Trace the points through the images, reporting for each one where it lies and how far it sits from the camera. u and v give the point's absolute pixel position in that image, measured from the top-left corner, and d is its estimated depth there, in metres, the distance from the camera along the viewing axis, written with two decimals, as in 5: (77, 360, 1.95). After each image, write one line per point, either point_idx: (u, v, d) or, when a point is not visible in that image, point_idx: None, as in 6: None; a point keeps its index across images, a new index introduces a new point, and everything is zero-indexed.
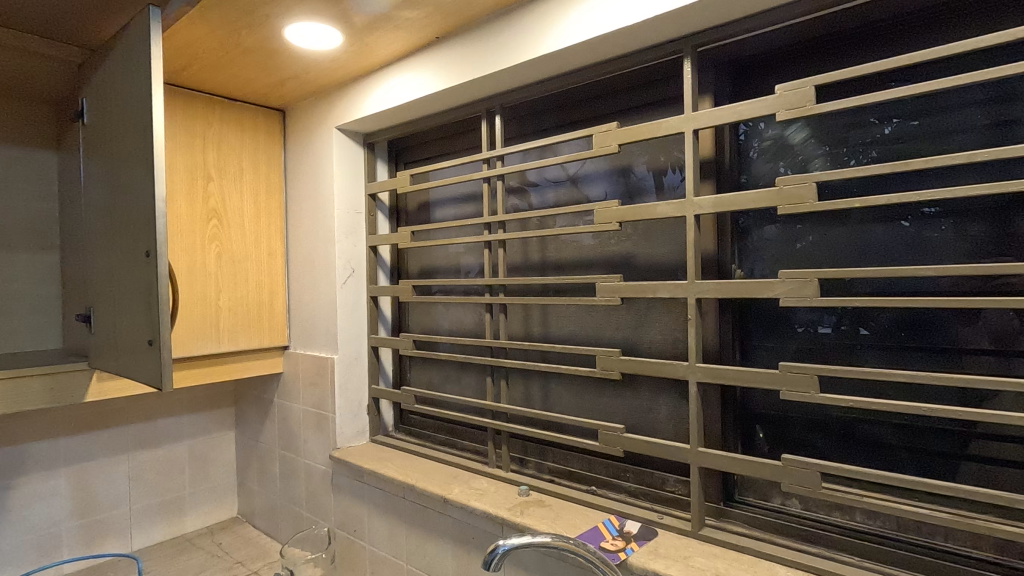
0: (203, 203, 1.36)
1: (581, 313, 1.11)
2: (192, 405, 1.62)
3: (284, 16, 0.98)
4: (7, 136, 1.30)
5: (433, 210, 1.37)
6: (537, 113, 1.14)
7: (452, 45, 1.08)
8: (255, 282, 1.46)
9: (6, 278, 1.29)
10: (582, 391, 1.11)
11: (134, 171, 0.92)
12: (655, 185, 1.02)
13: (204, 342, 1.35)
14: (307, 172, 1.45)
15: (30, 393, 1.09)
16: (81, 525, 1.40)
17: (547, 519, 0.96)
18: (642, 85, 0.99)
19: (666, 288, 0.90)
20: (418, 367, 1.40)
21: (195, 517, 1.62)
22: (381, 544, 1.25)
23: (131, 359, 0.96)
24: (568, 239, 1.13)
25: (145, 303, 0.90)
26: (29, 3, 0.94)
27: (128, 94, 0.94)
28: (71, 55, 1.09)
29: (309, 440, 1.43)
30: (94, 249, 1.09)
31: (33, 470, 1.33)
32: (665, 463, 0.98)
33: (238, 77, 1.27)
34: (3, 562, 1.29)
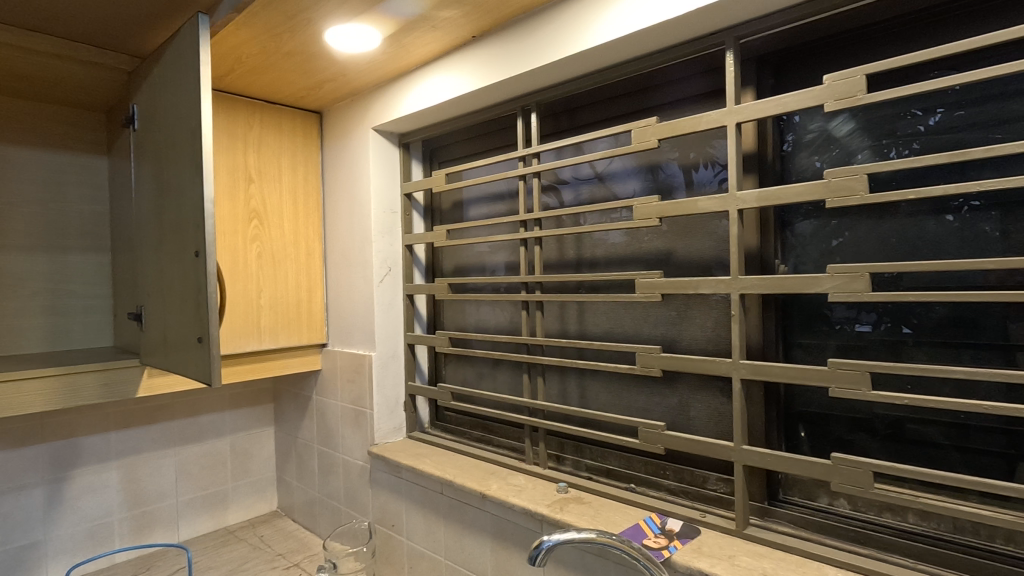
0: (245, 204, 1.39)
1: (617, 311, 1.10)
2: (234, 402, 1.66)
3: (325, 19, 1.00)
4: (62, 142, 1.35)
5: (466, 209, 1.38)
6: (573, 110, 1.14)
7: (489, 44, 1.09)
8: (295, 281, 1.49)
9: (62, 278, 1.35)
10: (619, 389, 1.10)
11: (183, 173, 0.95)
12: (687, 181, 1.00)
13: (247, 340, 1.39)
14: (344, 173, 1.48)
15: (86, 388, 1.14)
16: (131, 516, 1.46)
17: (587, 516, 0.96)
18: (681, 79, 0.98)
19: (708, 284, 0.89)
20: (453, 365, 1.42)
21: (237, 510, 1.66)
22: (419, 540, 1.27)
23: (181, 356, 0.99)
24: (604, 236, 1.13)
25: (194, 301, 0.93)
26: (85, 14, 0.98)
27: (177, 99, 0.98)
28: (122, 63, 1.14)
29: (347, 436, 1.46)
30: (144, 250, 1.13)
31: (88, 462, 1.39)
32: (705, 462, 0.97)
33: (278, 81, 1.30)
34: (61, 550, 1.35)
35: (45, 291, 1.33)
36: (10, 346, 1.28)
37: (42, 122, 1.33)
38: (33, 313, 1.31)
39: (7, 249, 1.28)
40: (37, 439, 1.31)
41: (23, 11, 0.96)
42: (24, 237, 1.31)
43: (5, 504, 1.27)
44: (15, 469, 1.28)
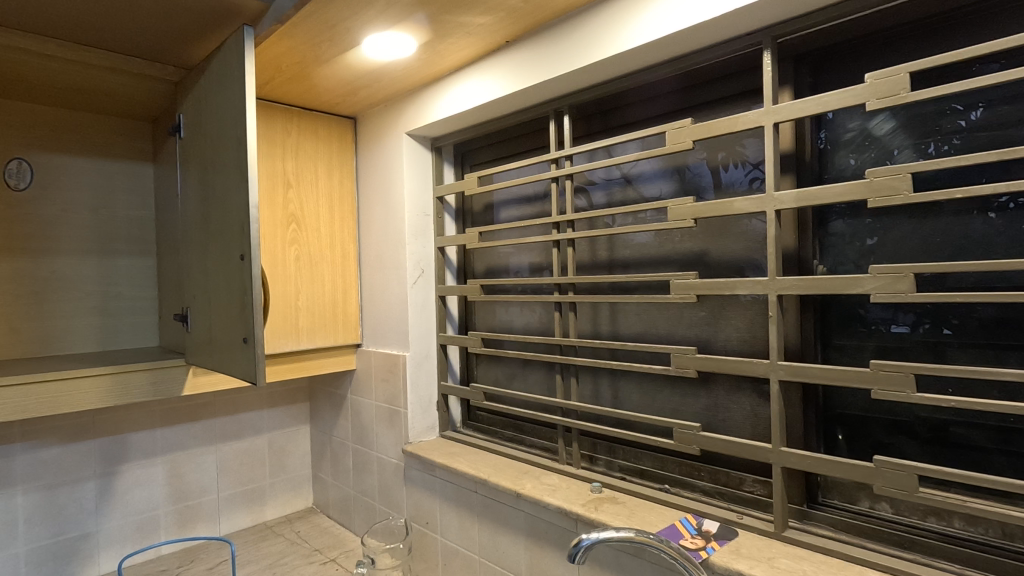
0: (284, 208, 1.43)
1: (651, 312, 1.10)
2: (271, 400, 1.71)
3: (363, 28, 1.03)
4: (111, 151, 1.42)
5: (497, 211, 1.40)
6: (605, 112, 1.15)
7: (522, 48, 1.11)
8: (331, 283, 1.53)
9: (111, 281, 1.41)
10: (652, 390, 1.10)
11: (229, 180, 0.99)
12: (717, 181, 1.00)
13: (285, 340, 1.43)
14: (378, 177, 1.51)
15: (137, 387, 1.19)
16: (175, 510, 1.51)
17: (621, 515, 0.96)
18: (716, 79, 0.98)
19: (745, 286, 0.89)
20: (484, 364, 1.43)
21: (275, 506, 1.71)
22: (453, 537, 1.29)
23: (227, 356, 1.03)
24: (636, 237, 1.13)
25: (239, 303, 0.97)
26: (136, 29, 1.02)
27: (223, 108, 1.01)
28: (169, 74, 1.19)
29: (382, 434, 1.49)
30: (190, 253, 1.17)
31: (135, 458, 1.45)
32: (741, 463, 0.97)
33: (315, 88, 1.33)
34: (111, 541, 1.41)
35: (96, 293, 1.39)
36: (65, 345, 1.34)
37: (93, 132, 1.39)
38: (85, 315, 1.37)
39: (61, 253, 1.34)
40: (90, 435, 1.38)
41: (80, 27, 1.01)
42: (77, 242, 1.37)
43: (61, 496, 1.33)
44: (69, 463, 1.34)
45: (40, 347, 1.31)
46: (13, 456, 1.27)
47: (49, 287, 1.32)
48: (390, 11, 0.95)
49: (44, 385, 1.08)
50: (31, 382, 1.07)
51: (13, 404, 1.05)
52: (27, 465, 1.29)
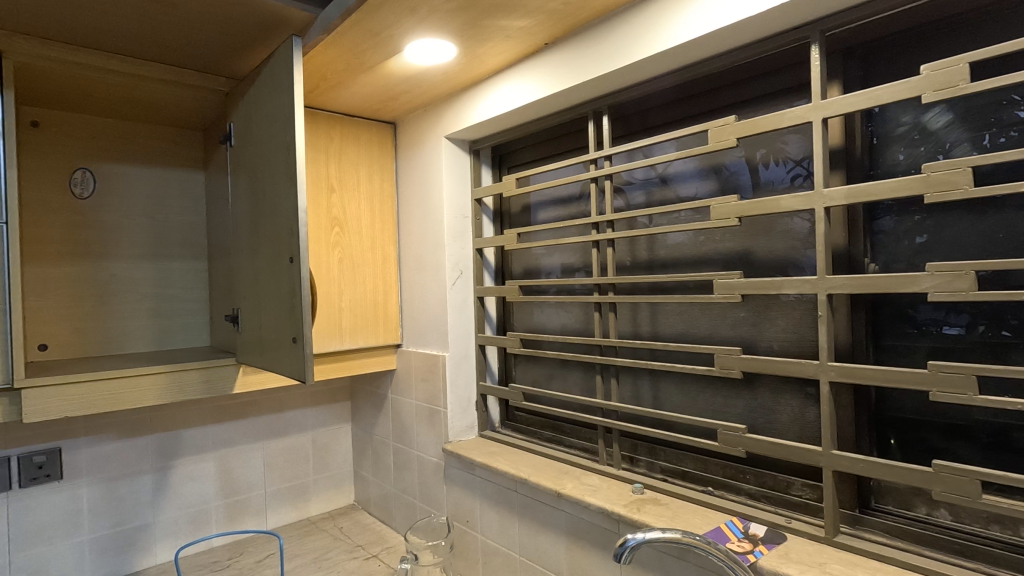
0: (328, 212, 1.47)
1: (692, 312, 1.09)
2: (315, 399, 1.75)
3: (406, 35, 1.05)
4: (166, 159, 1.49)
5: (535, 212, 1.40)
6: (645, 111, 1.14)
7: (562, 49, 1.11)
8: (372, 285, 1.56)
9: (166, 283, 1.48)
10: (694, 391, 1.09)
11: (278, 186, 1.02)
12: (759, 179, 0.99)
13: (329, 340, 1.47)
14: (418, 180, 1.53)
15: (190, 383, 1.24)
16: (225, 504, 1.57)
17: (665, 517, 0.96)
18: (761, 75, 0.96)
19: (792, 285, 0.87)
20: (523, 364, 1.44)
21: (318, 502, 1.75)
22: (493, 535, 1.30)
23: (276, 355, 1.06)
24: (676, 237, 1.12)
25: (289, 304, 1.00)
26: (191, 42, 1.07)
27: (273, 115, 1.05)
28: (218, 84, 1.25)
29: (422, 433, 1.51)
30: (241, 256, 1.21)
31: (189, 453, 1.51)
32: (789, 467, 0.95)
33: (358, 94, 1.37)
34: (167, 533, 1.47)
35: (152, 295, 1.46)
36: (123, 345, 1.41)
37: (149, 141, 1.46)
38: (141, 315, 1.44)
39: (120, 257, 1.41)
40: (146, 430, 1.44)
41: (140, 41, 1.06)
42: (136, 246, 1.44)
43: (120, 488, 1.40)
44: (128, 457, 1.41)
45: (102, 347, 1.38)
46: (78, 449, 1.35)
47: (109, 290, 1.39)
48: (431, 18, 0.97)
49: (108, 382, 1.14)
50: (96, 379, 1.13)
51: (80, 400, 1.11)
52: (90, 458, 1.36)
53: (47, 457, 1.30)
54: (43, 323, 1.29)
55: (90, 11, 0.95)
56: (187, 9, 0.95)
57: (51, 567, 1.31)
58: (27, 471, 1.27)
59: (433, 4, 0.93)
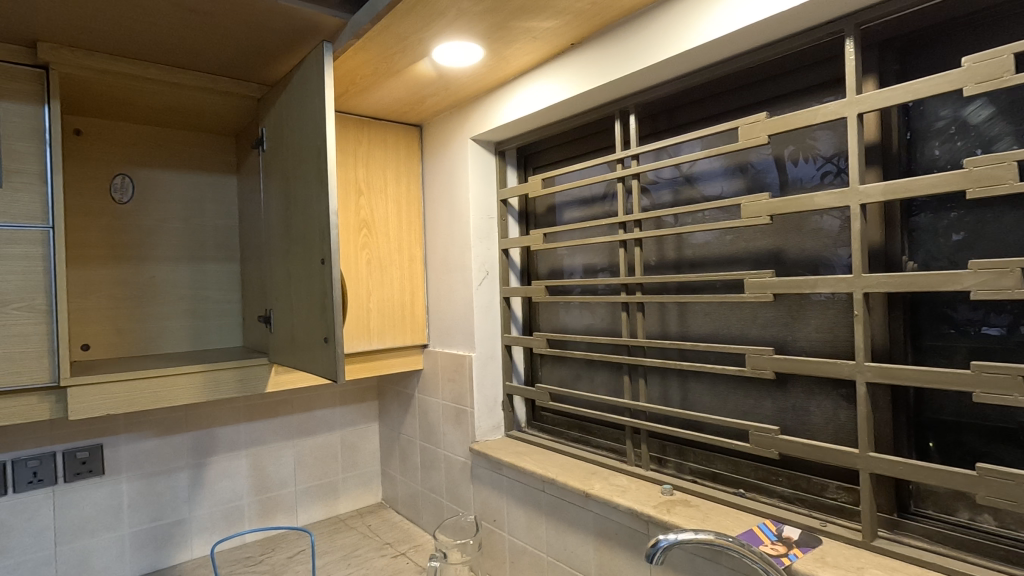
0: (356, 214, 1.49)
1: (722, 311, 1.08)
2: (343, 398, 1.78)
3: (434, 39, 1.06)
4: (201, 164, 1.53)
5: (560, 213, 1.40)
6: (673, 109, 1.13)
7: (589, 49, 1.11)
8: (399, 285, 1.58)
9: (201, 285, 1.52)
10: (724, 391, 1.08)
11: (309, 189, 1.05)
12: (787, 177, 0.97)
13: (358, 341, 1.49)
14: (444, 181, 1.55)
15: (225, 382, 1.28)
16: (257, 501, 1.61)
17: (696, 518, 0.95)
18: (793, 71, 0.94)
19: (827, 284, 0.86)
20: (549, 364, 1.44)
21: (347, 500, 1.78)
22: (521, 535, 1.30)
23: (308, 354, 1.09)
24: (704, 236, 1.11)
25: (321, 305, 1.02)
26: (226, 50, 1.11)
27: (304, 120, 1.07)
28: (251, 91, 1.28)
29: (449, 432, 1.52)
30: (273, 258, 1.24)
31: (223, 450, 1.55)
32: (823, 469, 0.93)
33: (385, 98, 1.38)
34: (202, 528, 1.51)
35: (188, 296, 1.50)
36: (161, 345, 1.46)
37: (185, 147, 1.50)
38: (178, 316, 1.48)
39: (158, 259, 1.46)
40: (182, 428, 1.48)
41: (178, 49, 1.10)
42: (172, 249, 1.48)
43: (158, 484, 1.45)
44: (165, 454, 1.46)
45: (141, 347, 1.42)
46: (119, 446, 1.39)
47: (147, 291, 1.44)
48: (460, 20, 0.98)
49: (147, 380, 1.18)
50: (137, 378, 1.17)
51: (122, 398, 1.15)
52: (130, 454, 1.41)
53: (90, 453, 1.35)
54: (86, 324, 1.34)
55: (132, 22, 0.98)
56: (223, 18, 0.97)
57: (95, 559, 1.36)
58: (71, 466, 1.32)
59: (462, 7, 0.94)
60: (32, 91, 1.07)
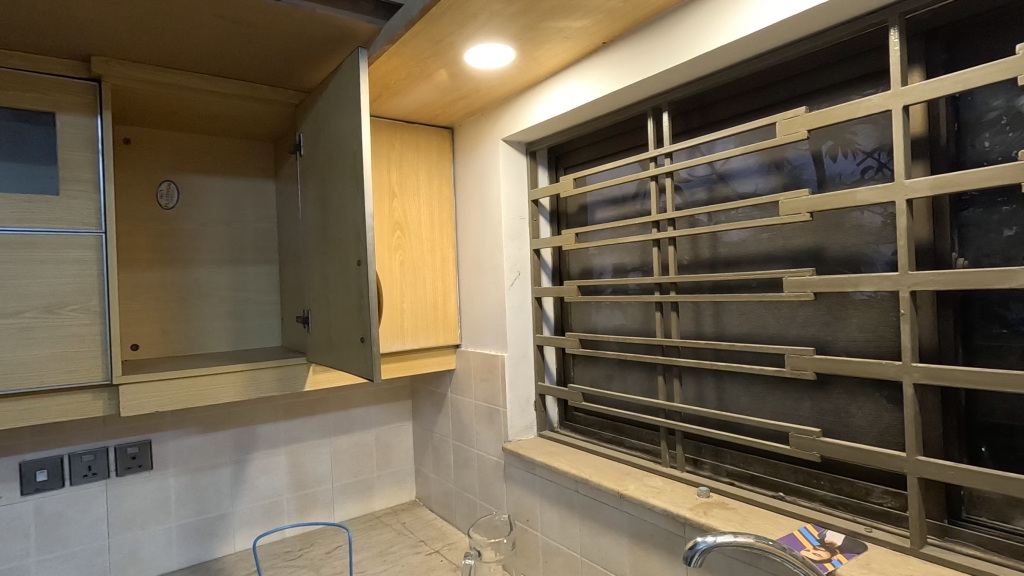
0: (390, 216, 1.52)
1: (759, 310, 1.05)
2: (377, 398, 1.81)
3: (466, 42, 1.07)
4: (241, 169, 1.58)
5: (592, 212, 1.40)
6: (707, 106, 1.11)
7: (621, 47, 1.10)
8: (432, 286, 1.60)
9: (242, 287, 1.57)
10: (762, 392, 1.05)
11: (346, 192, 1.07)
12: (826, 173, 0.95)
13: (393, 341, 1.51)
14: (475, 183, 1.56)
15: (266, 381, 1.31)
16: (296, 497, 1.65)
17: (734, 521, 0.93)
18: (833, 63, 0.92)
19: (871, 282, 0.83)
20: (582, 364, 1.44)
21: (382, 497, 1.81)
22: (554, 535, 1.30)
23: (345, 354, 1.11)
24: (739, 234, 1.09)
25: (357, 305, 1.04)
26: (265, 59, 1.14)
27: (340, 124, 1.09)
28: (288, 97, 1.32)
29: (482, 432, 1.54)
30: (311, 260, 1.27)
31: (263, 447, 1.60)
32: (868, 473, 0.90)
33: (418, 101, 1.40)
34: (244, 522, 1.56)
35: (229, 298, 1.55)
36: (204, 345, 1.51)
37: (226, 153, 1.55)
38: (220, 317, 1.53)
39: (202, 262, 1.51)
40: (225, 426, 1.53)
41: (219, 59, 1.14)
42: (215, 252, 1.53)
43: (203, 479, 1.50)
44: (210, 450, 1.51)
45: (186, 347, 1.48)
46: (166, 442, 1.45)
47: (192, 294, 1.49)
48: (492, 23, 0.99)
49: (193, 379, 1.23)
50: (183, 376, 1.22)
51: (170, 396, 1.20)
52: (177, 450, 1.46)
53: (139, 449, 1.41)
54: (135, 325, 1.40)
55: (177, 34, 1.02)
56: (263, 28, 1.00)
57: (144, 550, 1.42)
58: (122, 461, 1.38)
59: (494, 10, 0.94)
60: (86, 103, 1.12)
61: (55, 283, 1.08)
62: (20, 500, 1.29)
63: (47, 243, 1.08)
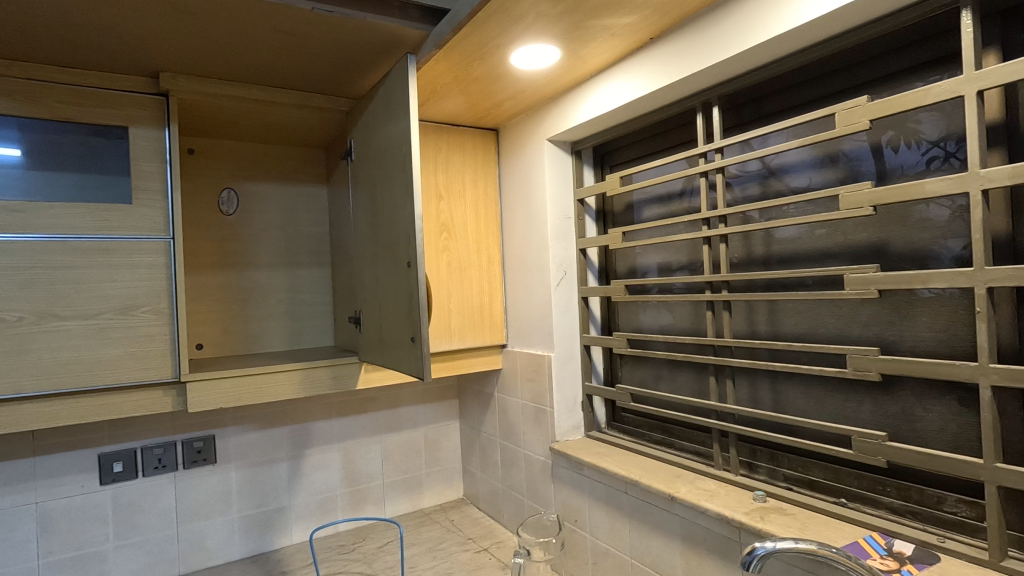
0: (437, 218, 1.55)
1: (817, 309, 1.01)
2: (425, 396, 1.84)
3: (512, 43, 1.08)
4: (295, 175, 1.64)
5: (639, 211, 1.38)
6: (760, 99, 1.08)
7: (669, 43, 1.09)
8: (478, 287, 1.62)
9: (297, 289, 1.63)
10: (821, 394, 1.01)
11: (396, 194, 1.09)
12: (887, 165, 0.90)
13: (440, 340, 1.54)
14: (520, 183, 1.57)
15: (320, 379, 1.36)
16: (348, 492, 1.70)
17: (793, 527, 0.90)
18: (897, 49, 0.88)
19: (941, 278, 0.78)
20: (630, 365, 1.42)
21: (430, 495, 1.84)
22: (603, 537, 1.29)
23: (396, 354, 1.14)
24: (794, 230, 1.05)
25: (408, 306, 1.07)
26: (318, 68, 1.18)
27: (390, 129, 1.12)
28: (340, 104, 1.36)
29: (529, 431, 1.54)
30: (362, 262, 1.31)
31: (318, 443, 1.65)
32: (939, 480, 0.85)
33: (464, 104, 1.42)
34: (300, 515, 1.62)
35: (285, 299, 1.61)
36: (263, 344, 1.57)
37: (281, 161, 1.62)
38: (277, 318, 1.60)
39: (260, 265, 1.58)
40: (282, 422, 1.60)
41: (275, 69, 1.19)
42: (271, 256, 1.60)
43: (262, 474, 1.57)
44: (268, 446, 1.58)
45: (246, 346, 1.55)
46: (228, 437, 1.52)
47: (251, 296, 1.56)
48: (538, 24, 0.99)
49: (253, 377, 1.28)
50: (244, 375, 1.27)
51: (231, 393, 1.26)
52: (238, 445, 1.53)
53: (204, 443, 1.48)
54: (200, 326, 1.48)
55: (237, 48, 1.07)
56: (317, 39, 1.04)
57: (208, 540, 1.49)
58: (189, 454, 1.46)
59: (541, 10, 0.95)
60: (155, 117, 1.19)
61: (129, 286, 1.16)
62: (99, 489, 1.38)
63: (122, 249, 1.16)
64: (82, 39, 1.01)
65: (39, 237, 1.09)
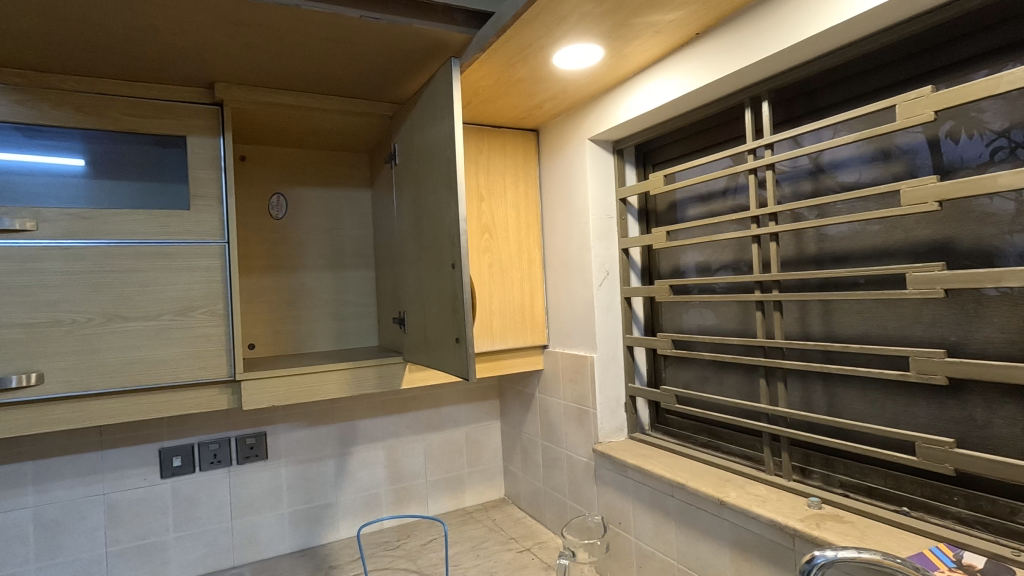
0: (478, 219, 1.56)
1: (876, 309, 0.97)
2: (467, 396, 1.86)
3: (555, 44, 1.08)
4: (340, 180, 1.68)
5: (683, 209, 1.35)
6: (812, 92, 1.05)
7: (715, 38, 1.06)
8: (519, 287, 1.62)
9: (342, 290, 1.67)
10: (880, 398, 0.97)
11: (440, 196, 1.11)
12: (946, 158, 0.86)
13: (482, 341, 1.55)
14: (561, 184, 1.56)
15: (366, 379, 1.39)
16: (393, 490, 1.73)
17: (852, 535, 0.87)
18: (962, 37, 0.84)
19: (1015, 276, 0.74)
20: (674, 366, 1.40)
21: (473, 494, 1.86)
22: (648, 540, 1.28)
23: (441, 354, 1.15)
24: (850, 227, 1.01)
25: (452, 306, 1.08)
26: (363, 75, 1.21)
27: (434, 131, 1.14)
28: (384, 109, 1.39)
29: (571, 432, 1.53)
30: (406, 263, 1.33)
31: (364, 441, 1.69)
32: (1013, 490, 0.81)
33: (506, 105, 1.43)
34: (347, 512, 1.66)
35: (332, 301, 1.65)
36: (311, 344, 1.62)
37: (327, 165, 1.66)
38: (325, 319, 1.64)
39: (307, 268, 1.63)
40: (329, 420, 1.64)
41: (323, 77, 1.22)
42: (318, 258, 1.64)
43: (311, 470, 1.61)
44: (317, 443, 1.62)
45: (295, 346, 1.60)
46: (278, 434, 1.57)
47: (299, 297, 1.61)
48: (582, 23, 0.99)
49: (302, 376, 1.32)
50: (294, 374, 1.31)
51: (282, 392, 1.30)
52: (288, 442, 1.58)
53: (256, 439, 1.54)
54: (253, 326, 1.54)
55: (288, 57, 1.11)
56: (363, 46, 1.07)
57: (260, 533, 1.55)
58: (242, 450, 1.52)
59: (585, 10, 0.94)
60: (211, 126, 1.24)
61: (188, 289, 1.21)
62: (160, 482, 1.45)
63: (182, 253, 1.21)
64: (145, 54, 1.06)
65: (106, 242, 1.15)
